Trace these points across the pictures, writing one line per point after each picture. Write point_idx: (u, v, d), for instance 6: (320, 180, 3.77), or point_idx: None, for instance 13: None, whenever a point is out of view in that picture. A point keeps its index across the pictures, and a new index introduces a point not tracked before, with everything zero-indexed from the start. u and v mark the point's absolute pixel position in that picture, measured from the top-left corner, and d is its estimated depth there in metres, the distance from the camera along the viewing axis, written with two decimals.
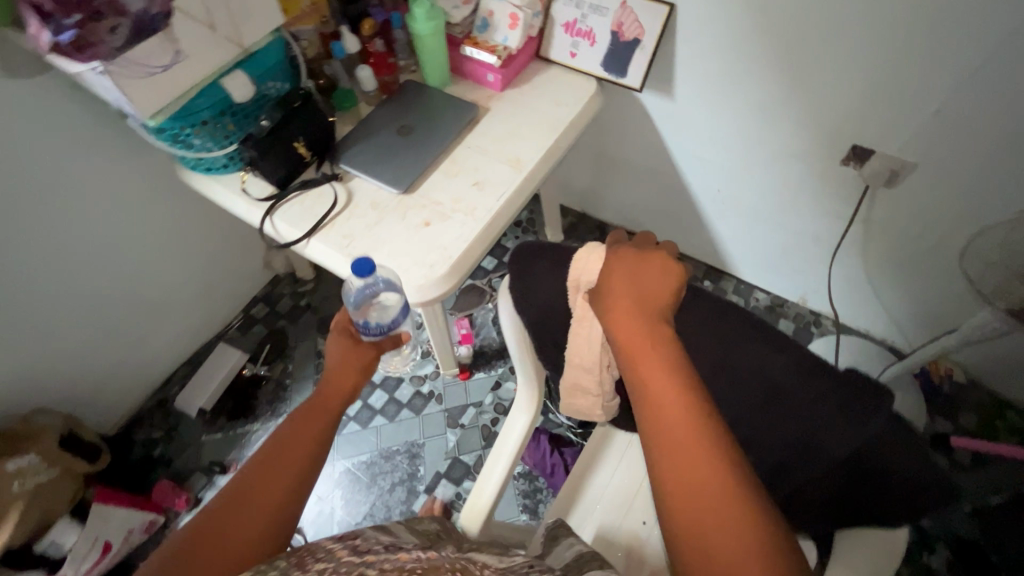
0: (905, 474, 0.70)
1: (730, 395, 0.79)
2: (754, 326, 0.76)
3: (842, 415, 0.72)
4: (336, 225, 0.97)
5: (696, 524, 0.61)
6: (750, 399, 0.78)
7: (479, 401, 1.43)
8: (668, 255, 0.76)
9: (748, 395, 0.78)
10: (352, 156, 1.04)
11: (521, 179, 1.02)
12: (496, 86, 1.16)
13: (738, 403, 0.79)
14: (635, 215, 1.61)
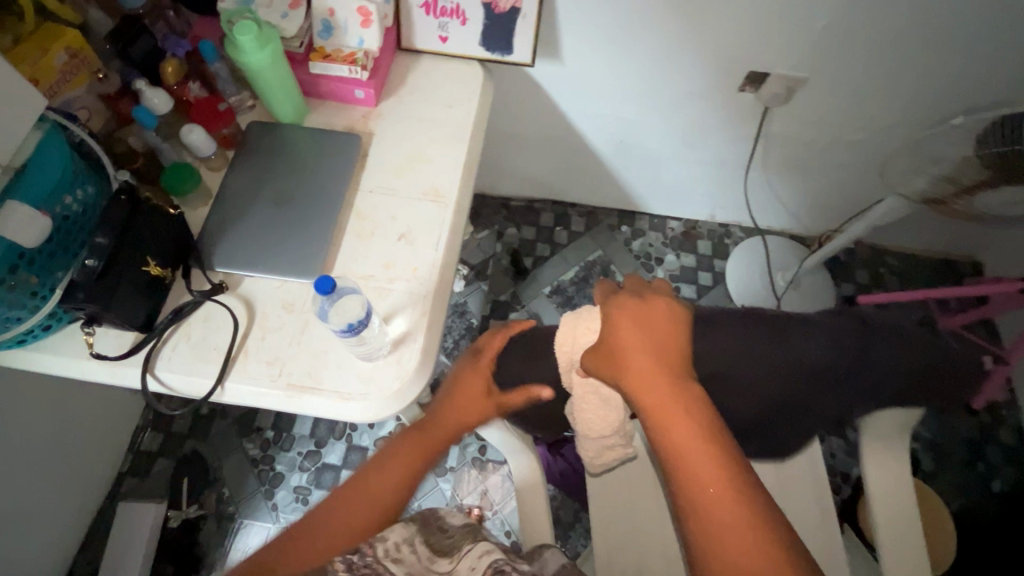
0: (951, 368, 0.70)
1: (774, 393, 0.73)
2: (770, 322, 0.68)
3: (883, 358, 0.69)
4: (250, 351, 0.74)
5: None
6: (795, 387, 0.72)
7: (456, 436, 1.32)
8: (667, 297, 0.68)
9: (791, 385, 0.72)
10: (229, 252, 0.79)
11: (452, 212, 0.86)
12: (368, 102, 0.93)
13: (785, 395, 0.73)
14: (538, 182, 1.51)
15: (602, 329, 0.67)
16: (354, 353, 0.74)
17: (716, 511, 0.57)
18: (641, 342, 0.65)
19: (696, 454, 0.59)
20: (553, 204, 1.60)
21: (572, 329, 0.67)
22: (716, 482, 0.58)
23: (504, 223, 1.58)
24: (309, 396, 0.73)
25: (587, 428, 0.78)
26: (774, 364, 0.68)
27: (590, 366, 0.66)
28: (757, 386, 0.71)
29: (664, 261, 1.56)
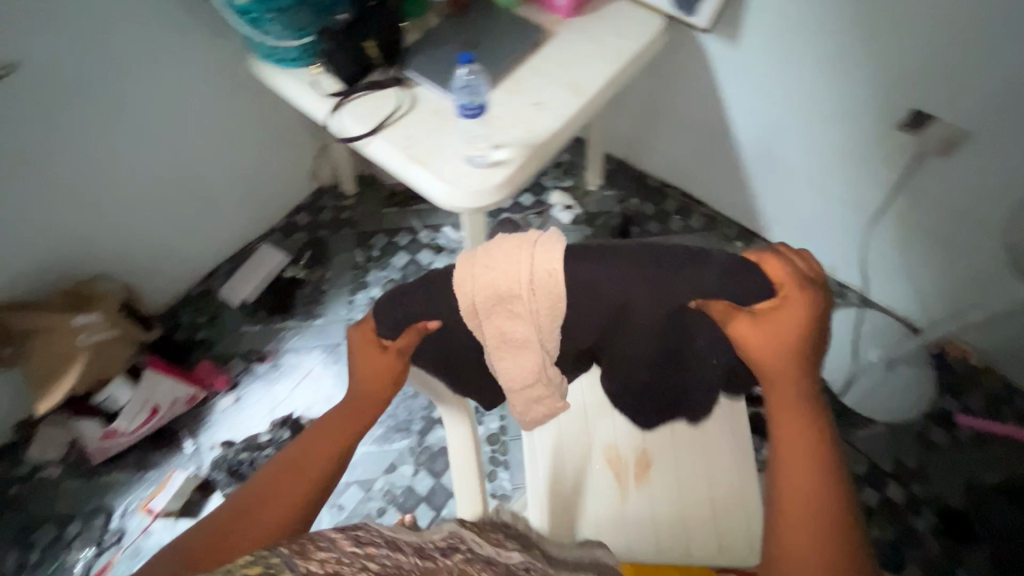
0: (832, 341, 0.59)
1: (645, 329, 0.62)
2: (668, 254, 0.53)
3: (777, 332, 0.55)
4: (399, 126, 1.01)
5: None
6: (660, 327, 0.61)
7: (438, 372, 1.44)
8: (805, 286, 0.53)
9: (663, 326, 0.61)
10: (419, 63, 1.06)
11: (580, 104, 1.04)
12: (564, 12, 1.16)
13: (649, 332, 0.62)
14: (677, 167, 1.62)
15: (575, 277, 0.53)
16: (465, 152, 0.97)
17: (798, 541, 0.54)
18: (774, 336, 0.55)
19: (795, 450, 0.57)
20: (683, 195, 1.68)
21: (467, 269, 0.54)
22: (806, 475, 0.56)
23: (630, 192, 1.71)
24: (418, 170, 0.96)
25: (512, 382, 0.62)
26: (642, 296, 0.56)
27: (547, 306, 0.55)
28: (630, 318, 0.60)
29: None
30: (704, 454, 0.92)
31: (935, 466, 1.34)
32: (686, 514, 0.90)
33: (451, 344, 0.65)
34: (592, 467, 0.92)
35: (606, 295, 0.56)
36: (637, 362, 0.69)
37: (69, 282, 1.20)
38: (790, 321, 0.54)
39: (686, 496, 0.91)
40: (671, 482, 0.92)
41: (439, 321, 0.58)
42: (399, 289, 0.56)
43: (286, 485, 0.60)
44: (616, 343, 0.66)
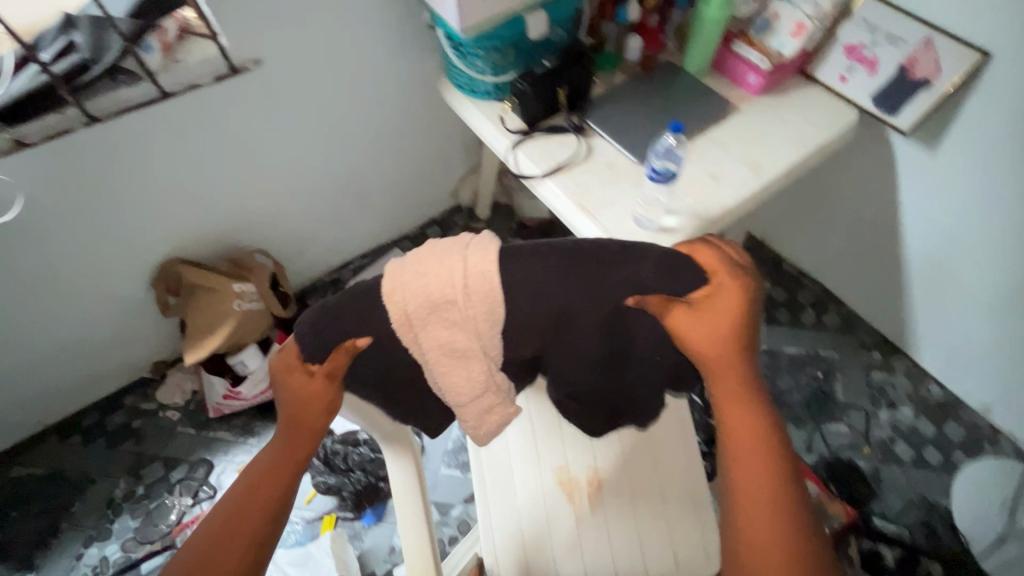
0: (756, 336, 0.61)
1: (580, 338, 0.61)
2: (602, 250, 0.54)
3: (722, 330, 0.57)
4: (573, 173, 1.03)
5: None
6: (599, 333, 0.60)
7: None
8: (728, 270, 0.56)
9: (596, 333, 0.60)
10: (602, 116, 1.09)
11: (758, 184, 1.02)
12: (753, 89, 1.14)
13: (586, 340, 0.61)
14: (822, 261, 1.52)
15: (501, 283, 0.53)
16: (634, 211, 0.96)
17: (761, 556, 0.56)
18: (717, 329, 0.57)
19: (743, 434, 0.60)
20: (820, 289, 1.57)
21: (396, 276, 0.53)
22: (750, 455, 0.59)
23: (762, 274, 1.62)
24: (586, 220, 0.97)
25: (459, 397, 0.63)
26: (578, 298, 0.56)
27: (480, 309, 0.54)
28: (573, 326, 0.60)
29: (897, 410, 1.41)
30: (654, 471, 0.92)
31: None
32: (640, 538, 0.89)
33: (385, 366, 0.58)
34: (546, 496, 0.91)
35: (545, 303, 0.56)
36: (587, 379, 0.68)
37: (234, 253, 1.29)
38: (723, 317, 0.56)
39: (638, 520, 0.90)
40: (621, 502, 0.91)
41: (369, 337, 0.54)
42: (327, 308, 0.53)
43: (222, 546, 0.55)
44: (563, 353, 0.64)
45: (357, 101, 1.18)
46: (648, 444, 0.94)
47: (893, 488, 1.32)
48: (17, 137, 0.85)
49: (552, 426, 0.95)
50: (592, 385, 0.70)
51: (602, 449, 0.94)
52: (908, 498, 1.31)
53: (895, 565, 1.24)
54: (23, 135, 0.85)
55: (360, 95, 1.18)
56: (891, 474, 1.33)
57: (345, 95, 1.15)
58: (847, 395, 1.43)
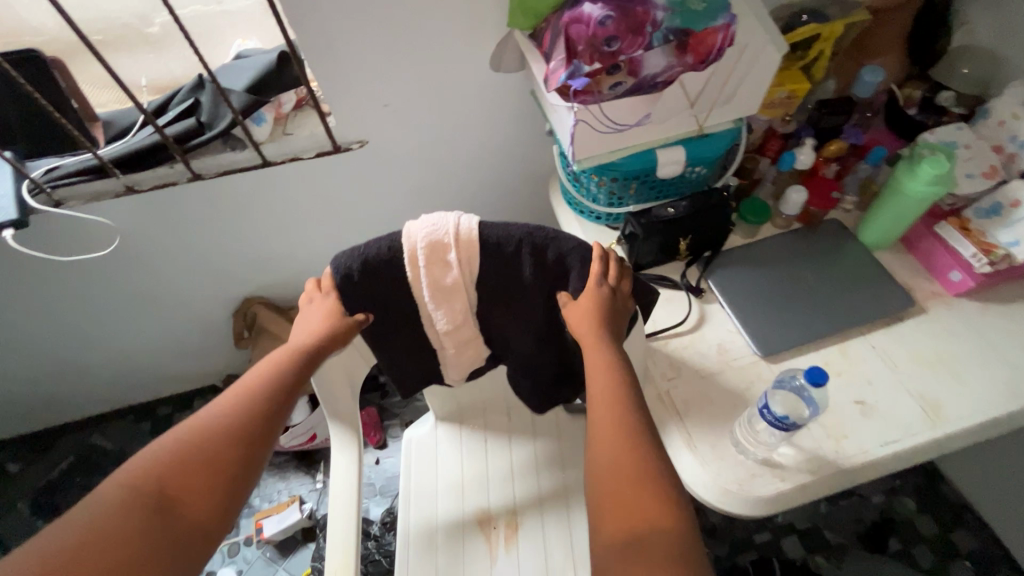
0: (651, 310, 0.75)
1: (528, 307, 0.72)
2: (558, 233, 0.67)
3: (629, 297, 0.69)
4: (668, 346, 0.82)
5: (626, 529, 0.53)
6: (545, 304, 0.71)
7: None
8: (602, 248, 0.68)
9: (541, 302, 0.71)
10: (728, 280, 0.87)
11: (929, 434, 0.72)
12: (954, 288, 0.84)
13: (530, 310, 0.72)
14: (998, 501, 1.12)
15: (481, 244, 0.66)
16: (730, 424, 0.74)
17: (617, 496, 0.55)
18: (585, 297, 0.66)
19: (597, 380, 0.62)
20: (987, 534, 1.17)
21: (411, 227, 0.66)
22: (608, 404, 0.60)
23: (907, 485, 1.24)
24: (667, 417, 0.76)
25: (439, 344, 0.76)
26: (539, 268, 0.68)
27: (465, 262, 0.67)
28: (526, 299, 0.71)
29: None
30: (567, 501, 0.89)
31: None
32: (553, 563, 0.84)
33: (384, 321, 0.72)
34: (465, 530, 0.87)
35: (511, 266, 0.67)
36: (528, 354, 0.79)
37: None
38: (603, 303, 0.65)
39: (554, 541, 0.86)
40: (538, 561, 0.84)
41: (378, 289, 0.67)
42: (370, 257, 0.65)
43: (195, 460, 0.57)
44: (513, 328, 0.75)
45: (462, 189, 1.08)
46: (563, 466, 0.92)
47: None
48: (129, 183, 0.90)
49: (473, 459, 0.93)
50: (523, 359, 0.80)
51: (520, 479, 0.91)
52: None
53: None
54: (134, 182, 0.90)
55: (466, 184, 1.08)
56: None
57: (449, 182, 1.06)
58: None
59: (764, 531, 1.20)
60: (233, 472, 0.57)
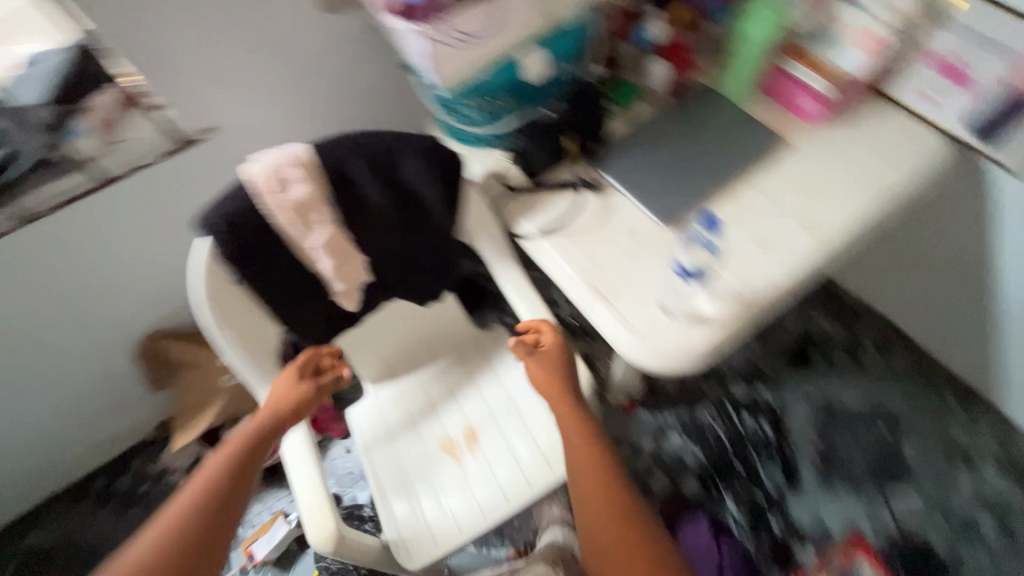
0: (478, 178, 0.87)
1: (377, 207, 0.81)
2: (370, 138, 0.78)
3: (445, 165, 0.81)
4: (585, 245, 0.84)
5: None
6: (390, 199, 0.82)
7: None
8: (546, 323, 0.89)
9: (386, 199, 0.81)
10: (621, 168, 0.89)
11: (816, 250, 0.81)
12: (814, 119, 0.91)
13: (380, 209, 0.82)
14: (883, 293, 1.31)
15: (311, 165, 0.76)
16: (658, 297, 0.79)
17: (617, 539, 0.71)
18: (543, 371, 0.87)
19: (575, 449, 0.80)
20: (886, 324, 1.36)
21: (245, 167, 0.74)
22: (590, 462, 0.78)
23: (814, 306, 1.41)
24: (602, 308, 0.79)
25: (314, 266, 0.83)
26: (365, 167, 0.78)
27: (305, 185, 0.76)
28: (373, 199, 0.80)
29: (977, 472, 1.20)
30: (505, 394, 1.05)
31: None
32: (514, 445, 0.99)
33: (260, 264, 0.78)
34: (436, 460, 1.00)
35: (343, 174, 0.78)
36: (396, 252, 0.88)
37: None
38: (560, 361, 0.87)
39: (508, 432, 1.00)
40: (497, 444, 1.00)
41: (249, 227, 0.74)
42: (233, 216, 0.73)
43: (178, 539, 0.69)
44: (376, 232, 0.84)
45: None
46: (489, 377, 1.07)
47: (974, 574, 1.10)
48: None
49: (416, 397, 1.07)
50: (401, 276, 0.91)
51: (463, 395, 1.06)
52: None
53: None
54: None
55: None
56: (974, 555, 1.13)
57: None
58: (920, 457, 1.22)
59: (712, 384, 1.33)
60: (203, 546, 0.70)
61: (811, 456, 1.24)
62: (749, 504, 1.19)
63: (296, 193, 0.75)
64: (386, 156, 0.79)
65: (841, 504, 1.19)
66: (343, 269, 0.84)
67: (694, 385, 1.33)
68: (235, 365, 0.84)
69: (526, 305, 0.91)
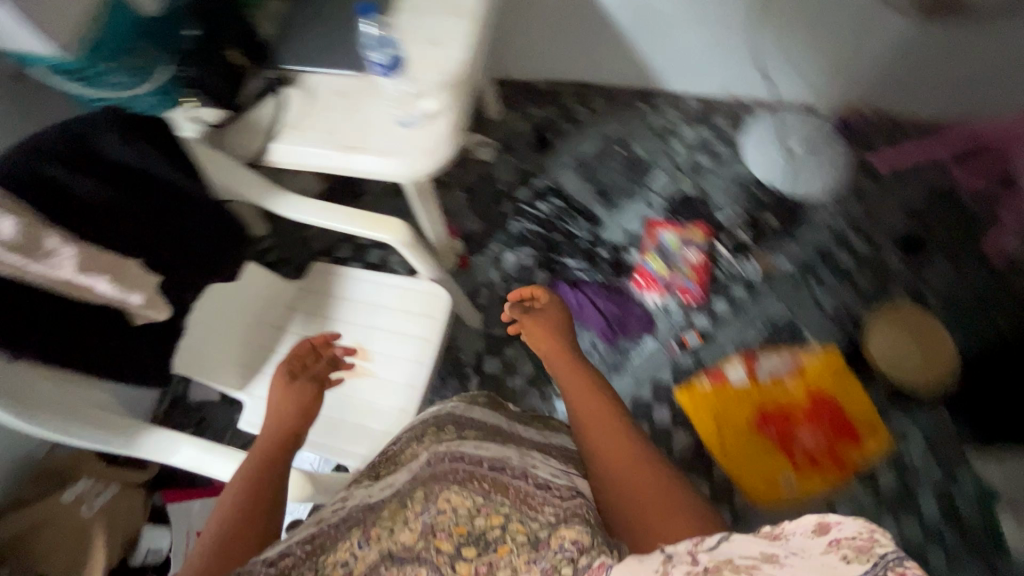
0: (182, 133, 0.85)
1: (110, 195, 0.74)
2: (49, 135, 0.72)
3: (141, 119, 0.78)
4: (312, 124, 0.91)
5: (652, 519, 0.71)
6: (117, 181, 0.75)
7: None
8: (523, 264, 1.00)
9: (112, 182, 0.75)
10: (294, 53, 0.95)
11: (474, 23, 0.96)
12: None
13: (115, 195, 0.75)
14: (558, 62, 1.63)
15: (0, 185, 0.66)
16: (392, 120, 0.90)
17: (639, 483, 0.74)
18: (534, 322, 0.96)
19: (575, 387, 0.86)
20: (576, 85, 1.70)
21: None
22: (598, 411, 0.82)
23: (529, 104, 1.69)
24: (359, 156, 0.88)
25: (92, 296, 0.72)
26: (64, 160, 0.71)
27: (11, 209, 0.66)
28: (98, 189, 0.73)
29: (681, 135, 1.63)
30: (357, 300, 1.07)
31: (879, 208, 1.50)
32: (396, 325, 1.04)
33: (29, 317, 0.67)
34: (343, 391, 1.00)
35: (41, 178, 0.69)
36: (168, 236, 0.81)
37: (31, 468, 1.03)
38: (553, 317, 0.96)
39: (383, 322, 1.05)
40: (381, 335, 1.04)
41: None
42: None
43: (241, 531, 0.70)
44: (131, 223, 0.76)
45: None
46: (340, 303, 1.08)
47: (715, 190, 1.55)
48: None
49: None
50: (187, 262, 0.84)
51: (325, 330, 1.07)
52: (727, 186, 1.55)
53: (754, 237, 1.47)
54: None
55: None
56: (708, 179, 1.57)
57: None
58: (647, 150, 1.62)
59: (505, 202, 1.55)
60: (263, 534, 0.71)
61: (592, 198, 1.55)
62: (583, 253, 1.45)
63: (8, 231, 0.64)
64: (81, 141, 0.73)
65: (628, 211, 1.53)
66: (127, 281, 0.73)
67: (494, 212, 1.54)
68: (91, 440, 0.73)
69: (302, 210, 0.94)
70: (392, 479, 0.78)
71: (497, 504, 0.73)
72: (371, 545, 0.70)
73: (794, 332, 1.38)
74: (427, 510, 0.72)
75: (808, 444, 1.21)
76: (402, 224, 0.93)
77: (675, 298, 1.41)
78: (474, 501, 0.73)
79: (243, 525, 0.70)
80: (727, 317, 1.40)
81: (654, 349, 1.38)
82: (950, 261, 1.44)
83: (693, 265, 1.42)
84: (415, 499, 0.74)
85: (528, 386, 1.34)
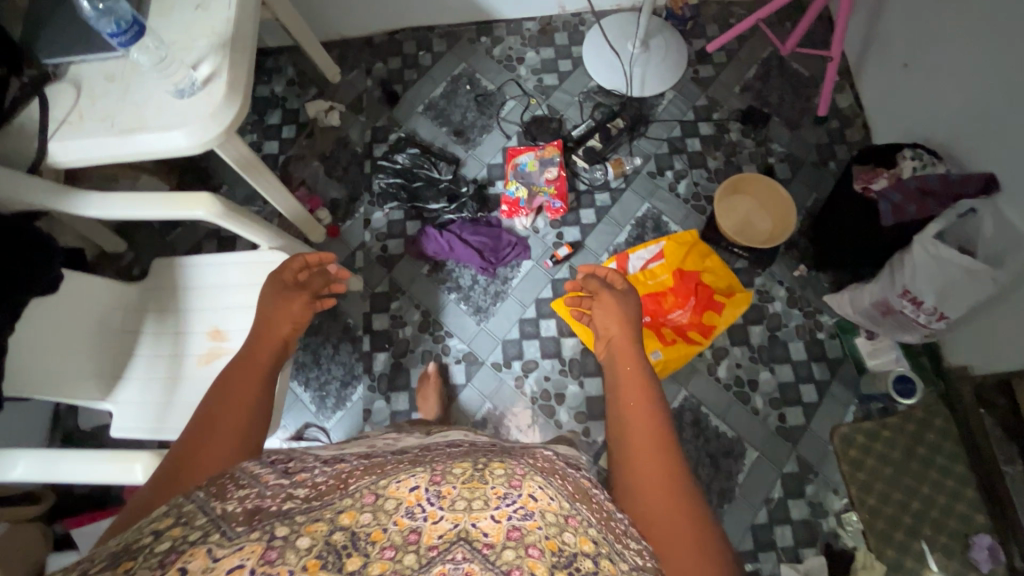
0: None
1: None
2: None
3: None
4: (86, 115, 0.87)
5: (650, 512, 0.73)
6: None
7: (326, 390, 1.34)
8: (619, 283, 1.13)
9: None
10: (50, 44, 0.89)
11: None
12: None
13: None
14: (387, 11, 1.61)
15: None
16: (168, 93, 0.87)
17: (649, 473, 0.77)
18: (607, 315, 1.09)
19: (626, 372, 0.95)
20: (413, 32, 1.69)
21: None
22: (643, 395, 0.88)
23: (371, 60, 1.66)
24: (142, 137, 0.86)
25: None
26: None
27: None
28: None
29: (525, 60, 1.65)
30: (203, 286, 1.07)
31: (719, 93, 1.61)
32: (247, 300, 1.05)
33: None
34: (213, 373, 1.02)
35: None
36: None
37: None
38: (626, 311, 1.08)
39: (236, 299, 1.05)
40: (234, 313, 1.05)
41: None
42: None
43: (227, 399, 0.80)
44: None
45: None
46: (186, 293, 1.07)
47: (564, 106, 1.59)
48: None
49: (154, 365, 1.04)
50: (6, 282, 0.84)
51: (180, 323, 1.06)
52: (577, 101, 1.60)
53: (604, 143, 1.51)
54: None
55: None
56: (556, 97, 1.61)
57: None
58: (494, 81, 1.63)
59: (364, 163, 1.54)
60: (253, 411, 0.81)
61: (449, 140, 1.57)
62: (448, 194, 1.46)
63: None
64: None
65: (486, 145, 1.56)
66: None
67: (355, 175, 1.53)
68: None
69: (100, 207, 0.91)
70: (441, 452, 0.75)
71: (583, 524, 0.64)
72: (442, 503, 0.60)
73: (657, 223, 1.47)
74: (510, 485, 0.64)
75: (679, 319, 1.31)
76: (214, 199, 0.92)
77: (543, 217, 1.47)
78: (560, 507, 0.64)
79: (233, 401, 0.80)
80: (594, 224, 1.47)
81: (531, 269, 1.43)
82: (786, 126, 1.57)
83: (553, 182, 1.46)
84: (493, 476, 0.66)
85: (420, 333, 1.38)
